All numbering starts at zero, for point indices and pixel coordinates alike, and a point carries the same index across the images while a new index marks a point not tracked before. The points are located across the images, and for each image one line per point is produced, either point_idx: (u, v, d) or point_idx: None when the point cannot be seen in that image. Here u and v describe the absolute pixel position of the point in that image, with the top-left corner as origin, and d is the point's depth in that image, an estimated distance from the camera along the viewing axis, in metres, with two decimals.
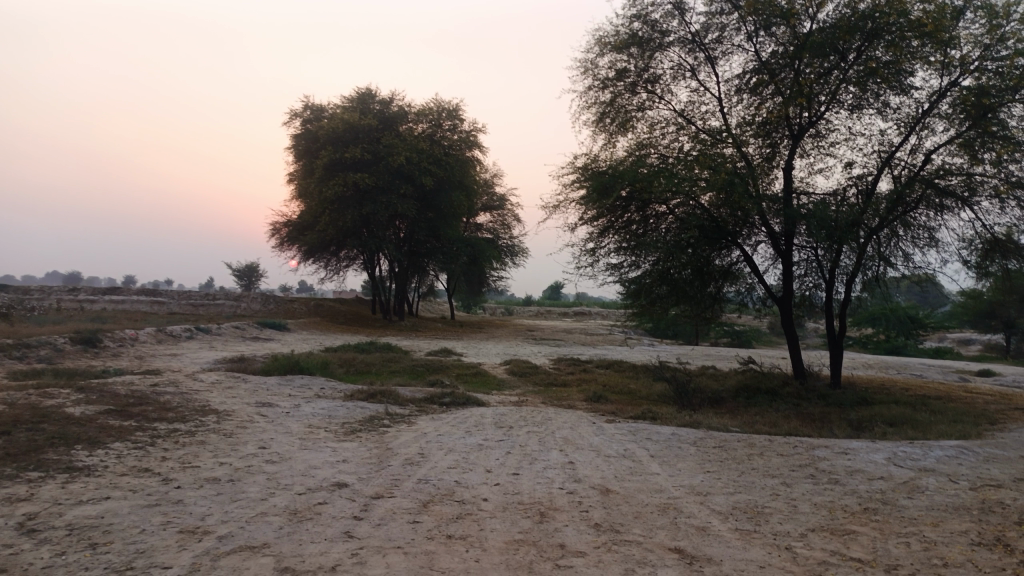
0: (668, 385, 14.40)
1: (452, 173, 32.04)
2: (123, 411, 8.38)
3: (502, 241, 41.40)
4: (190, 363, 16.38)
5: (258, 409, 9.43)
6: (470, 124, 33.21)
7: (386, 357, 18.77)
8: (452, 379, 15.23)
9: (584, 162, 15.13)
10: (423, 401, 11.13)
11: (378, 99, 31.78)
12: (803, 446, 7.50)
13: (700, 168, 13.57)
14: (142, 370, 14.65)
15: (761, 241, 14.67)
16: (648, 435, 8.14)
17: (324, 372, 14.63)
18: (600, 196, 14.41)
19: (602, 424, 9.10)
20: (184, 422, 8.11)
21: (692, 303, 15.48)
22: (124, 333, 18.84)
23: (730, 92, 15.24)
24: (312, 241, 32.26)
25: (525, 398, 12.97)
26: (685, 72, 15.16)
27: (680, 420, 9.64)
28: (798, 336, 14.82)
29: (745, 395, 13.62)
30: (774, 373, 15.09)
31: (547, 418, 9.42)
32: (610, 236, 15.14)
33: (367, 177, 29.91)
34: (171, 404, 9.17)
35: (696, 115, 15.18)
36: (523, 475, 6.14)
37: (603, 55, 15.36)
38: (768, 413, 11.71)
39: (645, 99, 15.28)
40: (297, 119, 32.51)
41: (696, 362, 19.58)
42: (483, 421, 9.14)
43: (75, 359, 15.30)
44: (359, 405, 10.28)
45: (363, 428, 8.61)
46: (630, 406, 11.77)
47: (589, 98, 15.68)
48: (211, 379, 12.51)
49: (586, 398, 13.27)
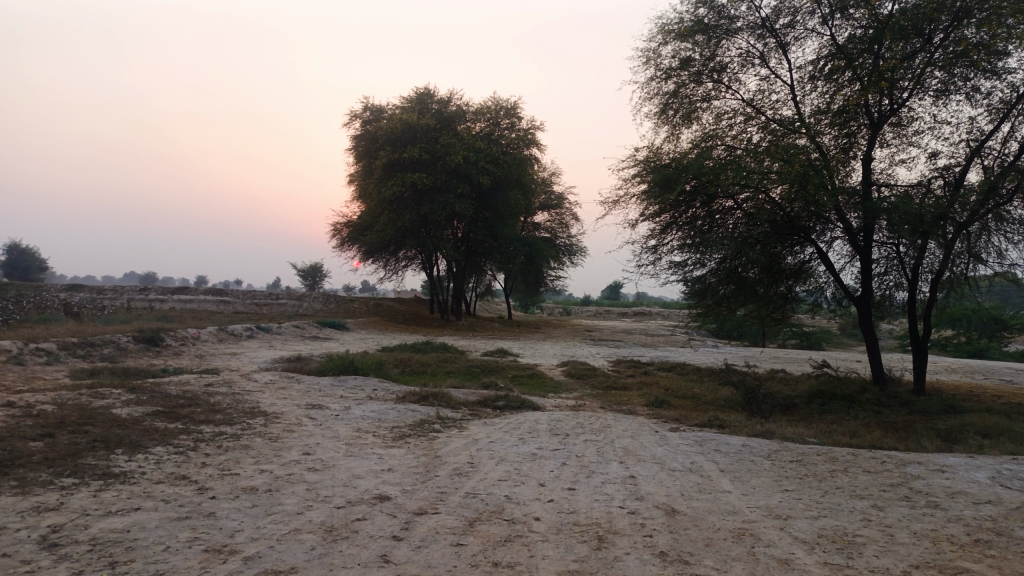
0: (735, 390, 13.62)
1: (510, 171, 31.66)
2: (171, 412, 8.22)
3: (561, 240, 40.87)
4: (248, 363, 16.42)
5: (308, 412, 9.19)
6: (528, 122, 32.75)
7: (442, 358, 18.48)
8: (507, 381, 14.79)
9: (646, 155, 14.47)
10: (476, 404, 10.70)
11: (436, 98, 31.66)
12: (892, 463, 6.75)
13: (771, 160, 12.79)
14: (201, 369, 14.71)
15: (837, 237, 13.76)
16: (716, 446, 7.51)
17: (379, 373, 14.39)
18: (663, 191, 13.74)
19: (666, 432, 8.48)
20: (230, 426, 7.88)
21: (761, 304, 14.62)
22: (186, 333, 19.09)
23: (802, 80, 14.35)
24: (371, 241, 32.38)
25: (583, 402, 12.42)
26: (754, 60, 14.34)
27: (750, 430, 8.93)
28: (879, 339, 13.84)
29: (819, 402, 12.76)
30: (851, 378, 14.14)
31: (606, 425, 8.87)
32: (673, 233, 14.41)
33: (424, 177, 29.81)
34: (220, 406, 8.99)
35: (765, 105, 14.34)
36: (579, 491, 5.62)
37: (666, 44, 14.67)
38: (846, 423, 10.89)
39: (711, 89, 14.53)
40: (356, 120, 32.71)
41: (765, 365, 18.63)
42: (538, 427, 8.64)
43: (138, 358, 15.50)
44: (410, 408, 9.92)
45: (412, 434, 8.22)
46: (695, 412, 11.11)
47: (651, 90, 15.01)
48: (265, 379, 12.39)
49: (647, 403, 12.63)
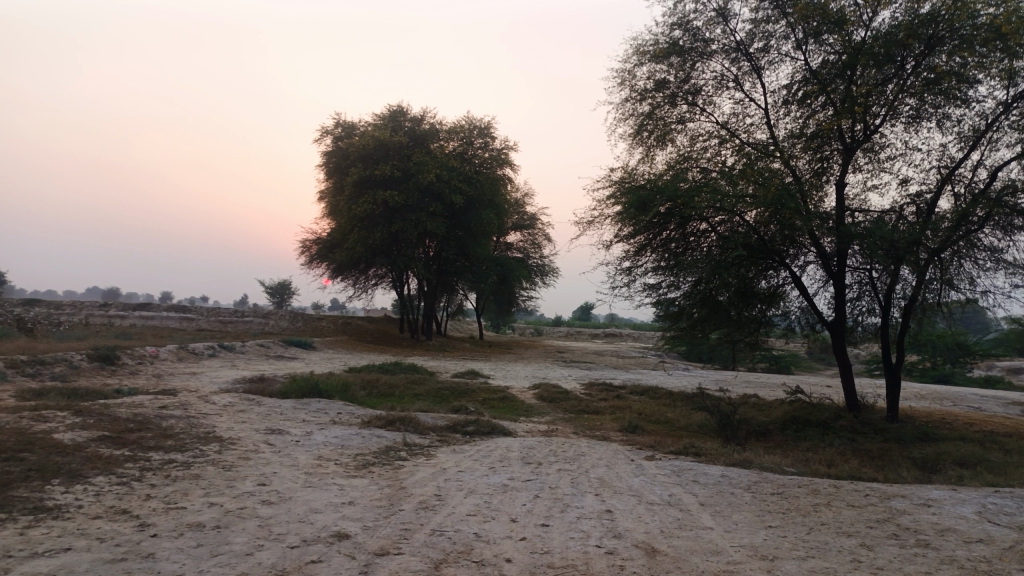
0: (709, 416, 13.41)
1: (483, 191, 31.43)
2: (118, 437, 7.70)
3: (533, 260, 40.73)
4: (207, 383, 15.80)
5: (267, 437, 8.72)
6: (501, 142, 32.63)
7: (410, 379, 18.03)
8: (477, 404, 14.40)
9: (620, 175, 14.31)
10: (445, 430, 10.30)
11: (409, 116, 31.40)
12: (876, 496, 6.51)
13: (746, 183, 12.72)
14: (157, 390, 14.10)
15: (810, 262, 13.69)
16: (694, 477, 7.22)
17: (344, 395, 13.93)
18: (638, 212, 13.57)
19: (641, 461, 8.18)
20: (181, 453, 7.39)
21: (735, 328, 14.46)
22: (144, 351, 18.40)
23: (776, 104, 14.35)
24: (341, 259, 31.86)
25: (555, 428, 12.09)
26: (728, 83, 14.32)
27: (727, 458, 8.67)
28: (852, 365, 13.76)
29: (793, 429, 12.59)
30: (824, 404, 14.02)
31: (580, 453, 8.54)
32: (647, 255, 14.23)
33: (396, 195, 29.45)
34: (173, 430, 8.48)
35: (740, 128, 14.30)
36: (554, 528, 5.28)
37: (641, 65, 14.58)
38: (822, 452, 10.72)
39: (685, 111, 14.46)
40: (327, 136, 32.30)
41: (738, 390, 18.49)
42: (510, 455, 8.28)
43: (91, 378, 14.82)
44: (375, 433, 9.49)
45: (376, 461, 7.81)
46: (670, 439, 10.85)
47: (626, 110, 14.90)
48: (224, 401, 11.86)
49: (621, 428, 12.35)
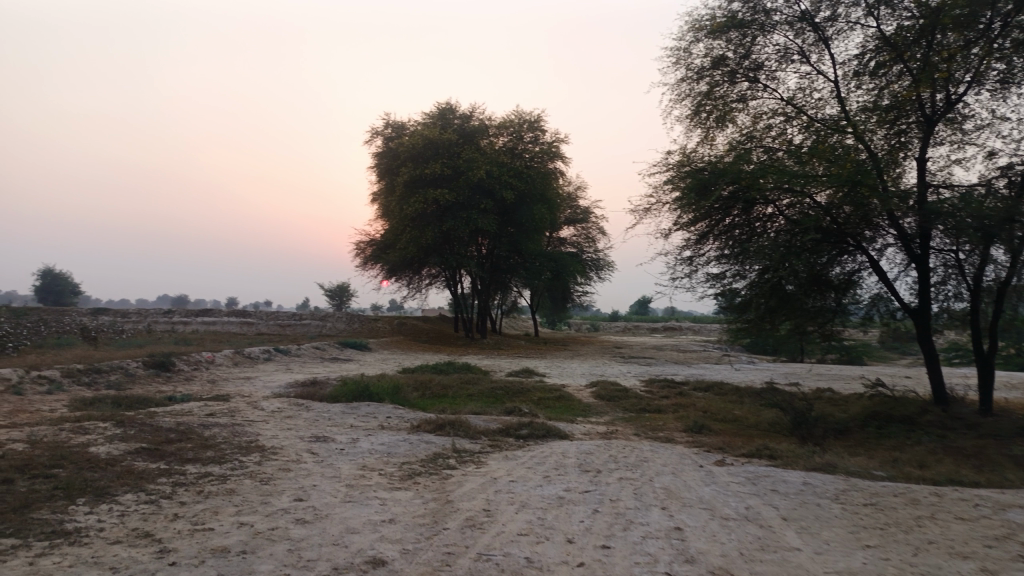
0: (782, 413, 12.52)
1: (535, 185, 30.83)
2: (156, 449, 7.39)
3: (588, 254, 39.95)
4: (261, 388, 15.65)
5: (311, 445, 8.33)
6: (552, 135, 31.96)
7: (465, 379, 17.59)
8: (532, 405, 13.80)
9: (678, 160, 13.53)
10: (497, 434, 9.73)
11: (458, 113, 31.02)
12: (989, 507, 5.64)
13: (817, 162, 11.80)
14: (210, 396, 13.96)
15: (889, 244, 12.66)
16: (773, 486, 6.47)
17: (396, 398, 13.53)
18: (699, 197, 12.79)
19: (711, 467, 7.45)
20: (220, 465, 7.03)
21: (808, 320, 13.47)
22: (200, 356, 18.45)
23: (846, 76, 13.32)
24: (394, 259, 31.73)
25: (616, 428, 11.40)
26: (793, 56, 13.36)
27: (807, 462, 7.85)
28: (938, 356, 12.66)
29: (875, 427, 11.63)
30: (908, 398, 12.95)
31: (644, 459, 7.85)
32: (710, 243, 13.43)
33: (447, 193, 29.11)
34: (214, 440, 8.15)
35: (807, 104, 13.34)
36: (616, 551, 4.64)
37: (698, 42, 13.74)
38: (912, 452, 9.76)
39: (747, 88, 13.57)
40: (377, 137, 32.22)
41: (810, 384, 17.43)
42: (566, 462, 7.65)
43: (146, 385, 14.82)
44: (423, 439, 8.99)
45: (423, 470, 7.29)
46: (741, 441, 10.06)
47: (682, 91, 14.08)
48: (272, 407, 11.57)
49: (686, 428, 11.60)
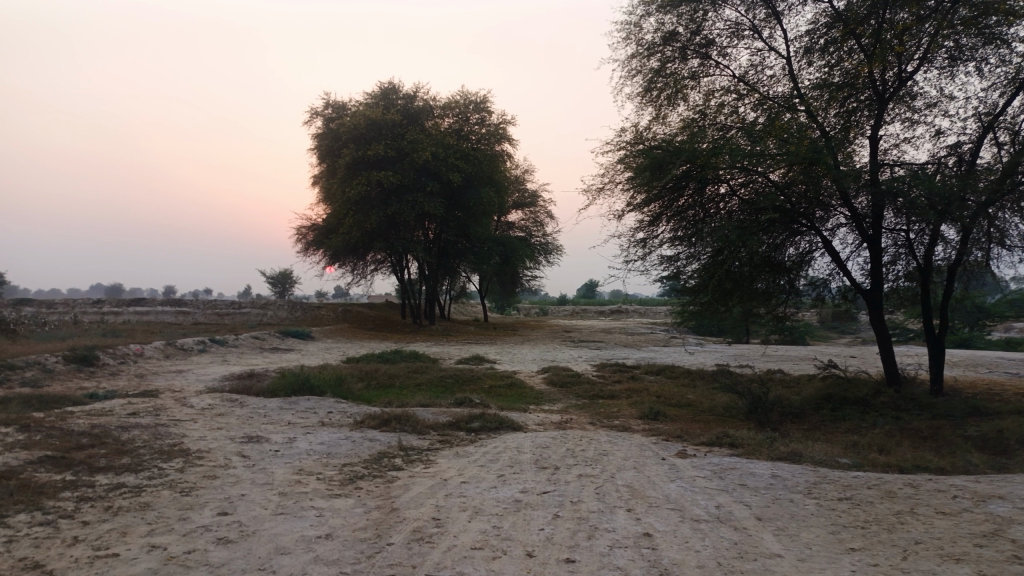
0: (737, 397, 12.30)
1: (482, 168, 30.14)
2: (62, 458, 6.57)
3: (536, 238, 39.54)
4: (193, 382, 14.69)
5: (243, 447, 7.62)
6: (499, 116, 31.29)
7: (411, 368, 16.94)
8: (482, 394, 13.26)
9: (630, 138, 13.09)
10: (447, 427, 9.17)
11: (402, 93, 30.03)
12: (968, 499, 5.37)
13: (772, 139, 11.51)
14: (137, 392, 13.00)
15: (842, 224, 12.50)
16: (741, 480, 6.08)
17: (339, 389, 12.82)
18: (653, 176, 12.37)
19: (674, 459, 7.04)
20: (135, 474, 6.28)
21: (762, 302, 13.25)
22: (127, 349, 17.30)
23: (797, 52, 13.08)
24: (336, 244, 30.68)
25: (570, 418, 10.96)
26: (744, 32, 13.03)
27: (771, 451, 7.53)
28: (890, 336, 12.61)
29: (830, 410, 11.50)
30: (861, 379, 12.89)
31: (603, 452, 7.40)
32: (663, 225, 13.06)
33: (392, 175, 28.19)
34: (133, 445, 7.36)
35: (759, 81, 13.07)
36: (583, 564, 4.15)
37: (649, 16, 13.29)
38: (870, 436, 9.62)
39: (698, 65, 13.20)
40: (317, 118, 31.01)
41: (761, 366, 17.37)
42: (521, 459, 7.14)
43: (65, 382, 13.73)
44: (367, 436, 8.35)
45: (366, 473, 6.67)
46: (699, 429, 9.74)
47: (632, 68, 13.62)
48: (203, 404, 10.74)
49: (641, 416, 11.26)
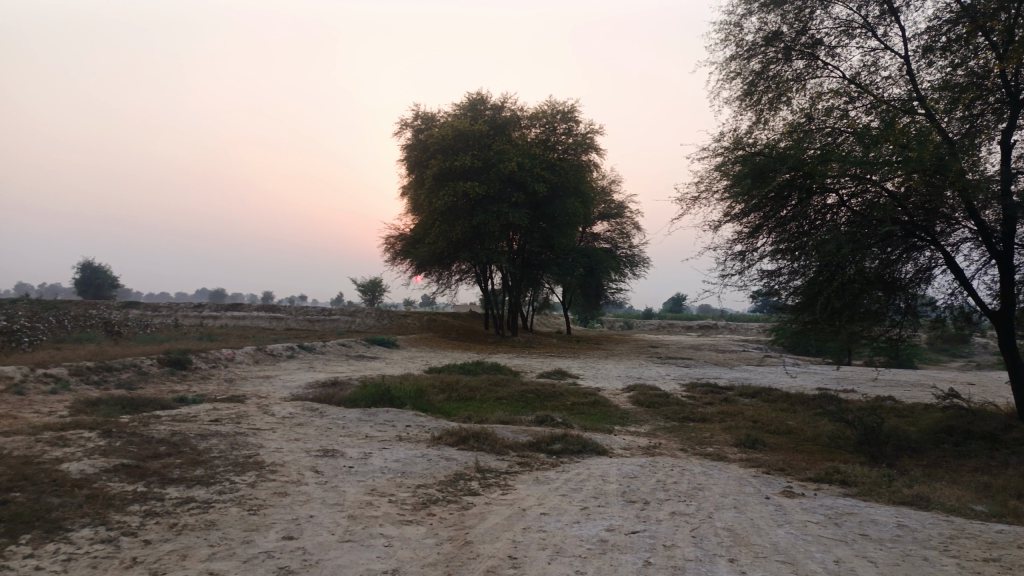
0: (845, 426, 11.27)
1: (568, 178, 29.67)
2: (137, 467, 6.47)
3: (622, 250, 38.71)
4: (279, 389, 14.80)
5: (317, 461, 7.38)
6: (587, 126, 30.77)
7: (493, 381, 16.58)
8: (565, 412, 12.70)
9: (729, 144, 12.35)
10: (527, 448, 8.66)
11: (489, 104, 29.98)
12: None
13: (888, 145, 10.54)
14: (224, 397, 13.15)
15: (967, 239, 11.32)
16: (861, 530, 5.32)
17: (419, 401, 12.56)
18: (754, 184, 11.58)
19: (779, 499, 6.31)
20: (206, 488, 6.10)
21: (873, 323, 12.16)
22: (218, 353, 17.69)
23: (916, 51, 11.99)
24: (422, 254, 30.86)
25: (659, 442, 10.26)
26: (856, 31, 12.05)
27: (892, 495, 6.67)
28: (1022, 365, 11.30)
29: (953, 445, 10.33)
30: (987, 411, 11.58)
31: (698, 486, 6.73)
32: (764, 237, 12.20)
33: (477, 185, 28.10)
34: (209, 455, 7.23)
35: (872, 83, 12.06)
36: None
37: (750, 16, 12.51)
38: (1004, 478, 8.50)
39: (803, 67, 12.32)
40: (407, 129, 31.38)
41: (868, 391, 16.05)
42: (608, 489, 6.55)
43: (158, 385, 14.06)
44: (444, 455, 7.97)
45: (440, 497, 6.26)
46: (803, 462, 8.88)
47: (731, 71, 12.85)
48: (284, 412, 10.65)
49: (736, 443, 10.45)
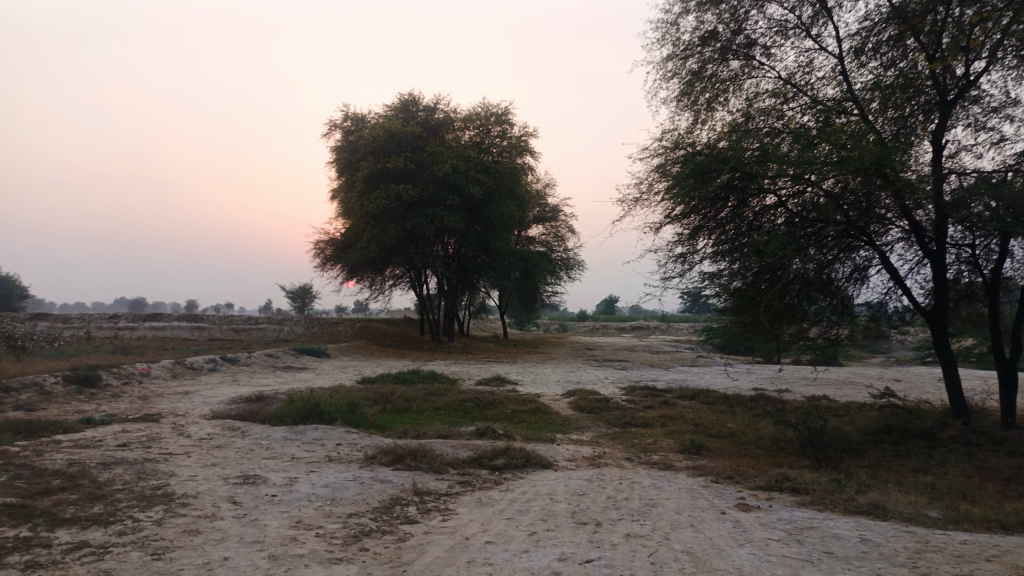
0: (786, 429, 11.19)
1: (503, 181, 29.26)
2: (22, 507, 5.65)
3: (557, 253, 38.58)
4: (199, 405, 13.82)
5: (237, 490, 6.68)
6: (521, 128, 30.43)
7: (429, 390, 15.98)
8: (504, 422, 12.24)
9: (669, 145, 12.15)
10: (467, 465, 8.16)
11: (421, 105, 29.28)
12: None
13: (827, 145, 10.47)
14: (136, 417, 12.13)
15: (900, 239, 11.40)
16: (826, 547, 5.03)
17: (351, 414, 11.88)
18: (696, 184, 11.38)
19: (736, 514, 5.98)
20: (105, 529, 5.35)
21: (810, 323, 12.18)
22: (132, 368, 16.48)
23: (848, 52, 12.05)
24: (353, 260, 29.92)
25: (603, 451, 9.90)
26: (791, 31, 12.03)
27: (848, 504, 6.45)
28: (955, 362, 11.45)
29: (892, 445, 10.35)
30: (923, 410, 11.69)
31: (652, 503, 6.35)
32: (704, 238, 12.03)
33: (410, 188, 27.42)
34: (111, 488, 6.43)
35: (808, 83, 12.06)
36: None
37: (687, 14, 12.33)
38: (947, 477, 8.48)
39: (740, 67, 12.22)
40: (336, 130, 30.39)
41: (803, 391, 16.17)
42: (556, 511, 6.11)
43: (62, 405, 12.89)
44: (378, 477, 7.37)
45: (374, 528, 5.68)
46: (751, 469, 8.66)
47: (668, 71, 12.65)
48: (201, 433, 9.80)
49: (681, 449, 10.20)
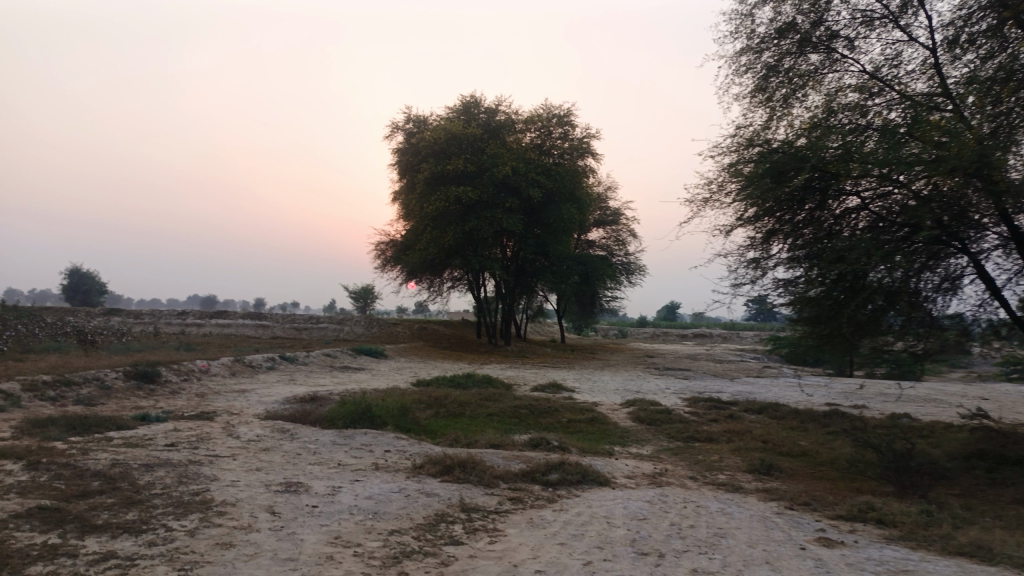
0: (865, 450, 10.33)
1: (564, 184, 28.73)
2: (56, 510, 5.45)
3: (617, 258, 37.82)
4: (253, 404, 13.76)
5: (277, 499, 6.37)
6: (583, 130, 29.86)
7: (484, 395, 15.57)
8: (560, 432, 11.74)
9: (742, 142, 11.46)
10: (520, 479, 7.69)
11: (483, 107, 29.04)
12: None
13: (919, 144, 9.62)
14: (190, 415, 12.10)
15: (997, 246, 10.42)
16: None
17: (403, 419, 11.55)
18: (772, 184, 10.66)
19: (817, 551, 5.32)
20: (135, 538, 5.08)
21: (894, 336, 11.25)
22: (192, 365, 16.62)
23: (941, 44, 11.13)
24: (412, 261, 29.88)
25: (665, 468, 9.28)
26: (877, 22, 11.18)
27: (945, 543, 5.71)
28: None
29: (985, 472, 9.40)
30: (1020, 434, 10.63)
31: (720, 533, 5.74)
32: (779, 243, 11.27)
33: (470, 191, 27.20)
34: (149, 493, 6.20)
35: (895, 78, 11.18)
36: None
37: (763, 5, 11.61)
38: None
39: (820, 61, 11.42)
40: (398, 132, 30.45)
41: (880, 408, 15.12)
42: (613, 537, 5.57)
43: (121, 401, 13.01)
44: (424, 489, 6.96)
45: (415, 548, 5.26)
46: (828, 495, 7.94)
47: (741, 65, 11.95)
48: (250, 435, 9.61)
49: (749, 468, 9.51)
